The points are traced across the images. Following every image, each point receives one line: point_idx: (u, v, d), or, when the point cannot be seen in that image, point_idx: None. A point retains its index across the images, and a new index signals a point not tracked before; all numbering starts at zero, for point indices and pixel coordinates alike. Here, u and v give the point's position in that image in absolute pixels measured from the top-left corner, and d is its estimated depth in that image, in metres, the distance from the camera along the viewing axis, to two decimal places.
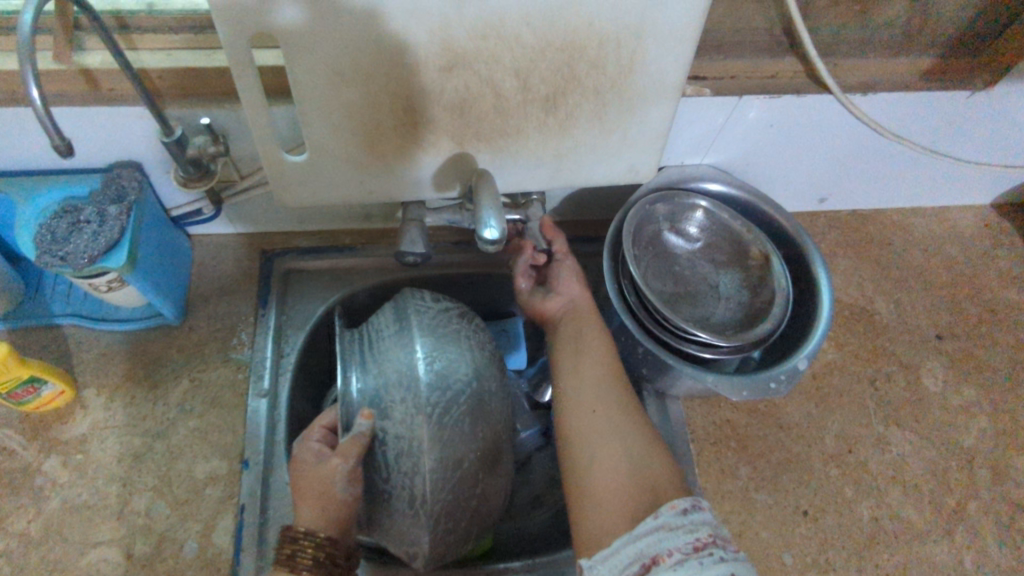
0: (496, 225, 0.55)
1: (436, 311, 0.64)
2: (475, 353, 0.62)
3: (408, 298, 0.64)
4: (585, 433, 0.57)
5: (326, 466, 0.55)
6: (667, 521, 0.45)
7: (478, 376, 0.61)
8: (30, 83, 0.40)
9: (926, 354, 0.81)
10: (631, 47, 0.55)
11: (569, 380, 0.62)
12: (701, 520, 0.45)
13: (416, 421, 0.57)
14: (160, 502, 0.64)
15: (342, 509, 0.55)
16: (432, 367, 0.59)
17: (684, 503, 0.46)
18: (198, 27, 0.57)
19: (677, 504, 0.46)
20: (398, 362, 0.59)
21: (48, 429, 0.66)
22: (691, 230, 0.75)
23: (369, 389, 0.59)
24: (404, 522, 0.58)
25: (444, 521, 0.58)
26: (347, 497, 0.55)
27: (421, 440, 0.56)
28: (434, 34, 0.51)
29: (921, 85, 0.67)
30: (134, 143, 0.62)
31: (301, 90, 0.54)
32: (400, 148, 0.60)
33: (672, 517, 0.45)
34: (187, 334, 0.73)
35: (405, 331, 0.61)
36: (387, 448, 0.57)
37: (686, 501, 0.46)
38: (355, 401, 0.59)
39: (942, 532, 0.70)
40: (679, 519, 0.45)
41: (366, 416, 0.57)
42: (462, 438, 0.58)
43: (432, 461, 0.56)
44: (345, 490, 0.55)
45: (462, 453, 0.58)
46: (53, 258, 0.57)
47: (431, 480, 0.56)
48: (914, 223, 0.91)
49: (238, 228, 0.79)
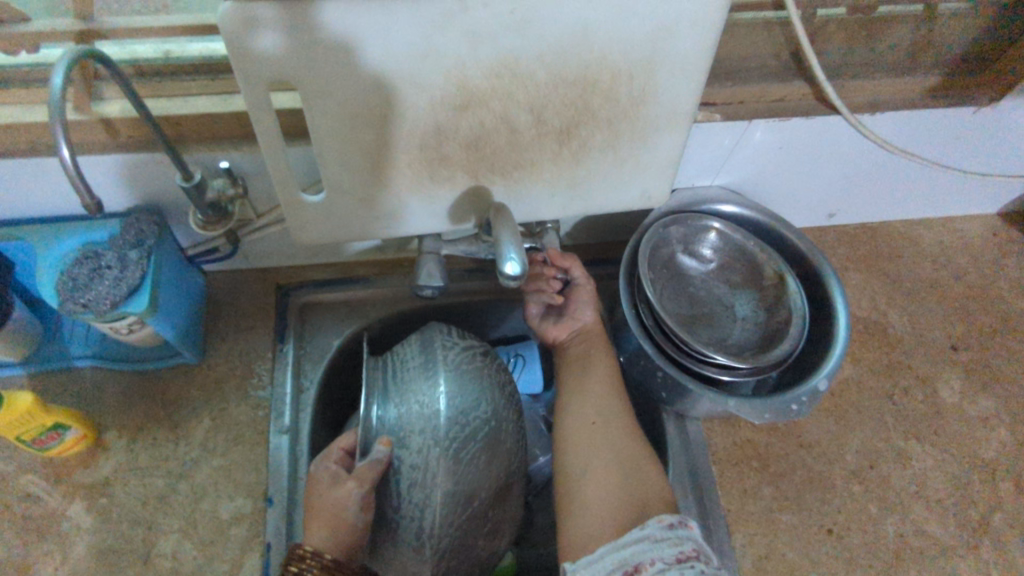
0: (516, 257, 0.55)
1: (461, 347, 0.64)
2: (496, 392, 0.62)
3: (435, 331, 0.65)
4: (609, 465, 0.57)
5: (341, 490, 0.56)
6: (654, 533, 0.47)
7: (499, 414, 0.61)
8: (61, 143, 0.41)
9: (942, 365, 0.81)
10: (643, 78, 0.56)
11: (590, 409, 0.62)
12: (686, 536, 0.47)
13: (433, 453, 0.57)
14: (186, 544, 0.64)
15: (354, 535, 0.56)
16: (455, 401, 0.59)
17: (671, 518, 0.48)
18: (214, 72, 0.59)
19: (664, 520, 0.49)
20: (422, 392, 0.60)
21: (71, 473, 0.66)
22: (704, 251, 0.75)
23: (390, 417, 0.60)
24: (408, 554, 0.58)
25: (447, 557, 0.58)
26: (358, 522, 0.56)
27: (436, 475, 0.56)
28: (450, 74, 0.52)
29: (928, 102, 0.68)
30: (153, 187, 0.62)
31: (318, 132, 0.54)
32: (416, 184, 0.61)
33: (658, 528, 0.47)
34: (206, 372, 0.73)
35: (431, 362, 0.62)
36: (401, 477, 0.57)
37: (672, 517, 0.49)
38: (375, 428, 0.60)
39: (969, 547, 0.70)
40: (665, 532, 0.47)
41: (384, 443, 0.58)
42: (477, 475, 0.57)
43: (443, 496, 0.56)
44: (357, 516, 0.57)
45: (473, 490, 0.57)
46: (76, 305, 0.57)
47: (440, 514, 0.56)
48: (923, 234, 0.92)
49: (253, 263, 0.79)
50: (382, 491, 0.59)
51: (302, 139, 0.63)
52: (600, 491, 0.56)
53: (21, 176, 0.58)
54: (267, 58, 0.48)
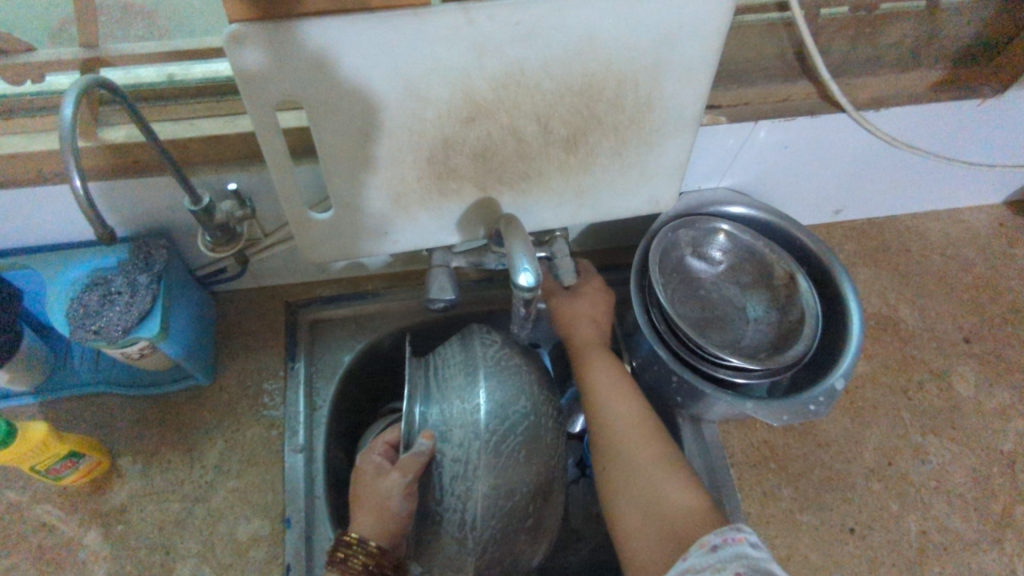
0: (530, 268, 0.55)
1: (500, 344, 0.64)
2: (536, 388, 0.62)
3: (474, 331, 0.65)
4: (630, 475, 0.58)
5: (385, 482, 0.57)
6: (697, 560, 0.45)
7: (540, 412, 0.61)
8: (73, 172, 0.41)
9: (955, 358, 0.81)
10: (648, 85, 0.56)
11: (610, 418, 0.62)
12: (729, 555, 0.44)
13: (474, 446, 0.57)
14: (204, 567, 0.63)
15: (397, 525, 0.57)
16: (496, 395, 0.59)
17: (713, 540, 0.45)
18: (220, 95, 0.59)
19: (710, 542, 0.46)
20: (463, 387, 0.60)
21: (87, 501, 0.66)
22: (714, 253, 0.75)
23: (431, 412, 0.60)
24: (451, 548, 0.58)
25: (491, 550, 0.57)
26: (401, 512, 0.57)
27: (480, 468, 0.56)
28: (457, 88, 0.52)
29: (932, 97, 0.68)
30: (161, 212, 0.62)
31: (326, 151, 0.54)
32: (425, 197, 0.61)
33: (700, 556, 0.45)
34: (218, 393, 0.73)
35: (471, 358, 0.62)
36: (443, 471, 0.58)
37: (718, 536, 0.46)
38: (418, 423, 0.60)
39: (992, 541, 0.69)
40: (707, 557, 0.45)
41: (428, 437, 0.58)
42: (519, 469, 0.57)
43: (487, 489, 0.56)
44: (401, 506, 0.58)
45: (515, 484, 0.57)
46: (87, 332, 0.57)
47: (482, 507, 0.56)
48: (930, 228, 0.92)
49: (261, 282, 0.79)
50: (426, 485, 0.59)
51: (308, 157, 0.63)
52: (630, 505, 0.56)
53: (29, 207, 0.58)
54: (274, 76, 0.47)
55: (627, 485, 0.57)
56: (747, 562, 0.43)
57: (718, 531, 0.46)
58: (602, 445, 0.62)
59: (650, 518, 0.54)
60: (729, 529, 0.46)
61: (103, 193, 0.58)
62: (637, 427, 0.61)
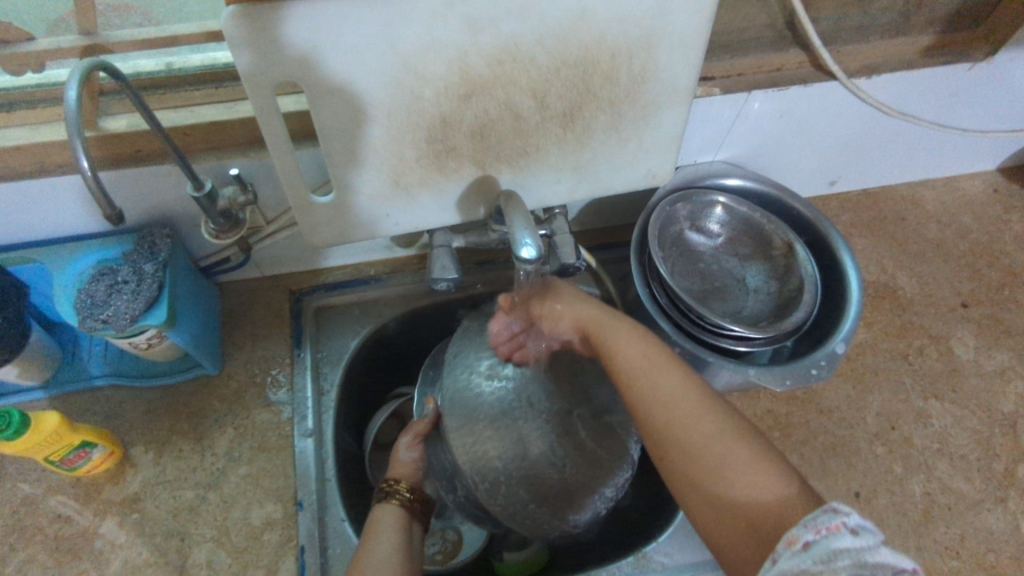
0: (531, 242, 0.55)
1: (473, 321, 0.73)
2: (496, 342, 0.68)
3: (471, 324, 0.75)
4: (686, 462, 0.49)
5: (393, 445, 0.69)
6: (789, 563, 0.38)
7: (538, 372, 0.67)
8: (81, 154, 0.41)
9: (954, 323, 0.82)
10: (642, 57, 0.56)
11: (640, 391, 0.54)
12: (829, 554, 0.37)
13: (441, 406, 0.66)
14: (220, 552, 0.64)
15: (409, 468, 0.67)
16: (452, 361, 0.68)
17: (806, 536, 0.38)
18: (217, 83, 0.60)
19: (796, 538, 0.39)
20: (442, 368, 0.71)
21: (101, 492, 0.66)
22: (712, 226, 0.76)
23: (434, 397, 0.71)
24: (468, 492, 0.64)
25: (487, 485, 0.62)
26: (408, 458, 0.67)
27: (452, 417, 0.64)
28: (453, 65, 0.52)
29: (922, 62, 0.69)
30: (164, 202, 0.63)
31: (326, 133, 0.54)
32: (425, 178, 0.61)
33: (792, 558, 0.38)
34: (227, 381, 0.73)
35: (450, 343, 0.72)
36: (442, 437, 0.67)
37: (809, 529, 0.39)
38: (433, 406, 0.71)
39: (996, 500, 0.70)
40: (799, 558, 0.38)
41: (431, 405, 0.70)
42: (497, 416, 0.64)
43: (458, 433, 0.63)
44: (409, 455, 0.67)
45: (473, 421, 0.63)
46: (96, 321, 0.58)
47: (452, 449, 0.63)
48: (925, 196, 0.92)
49: (264, 270, 0.79)
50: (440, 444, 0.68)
51: (308, 141, 0.64)
52: (701, 501, 0.48)
53: (34, 199, 0.58)
54: (273, 57, 0.48)
55: (685, 473, 0.49)
56: (852, 561, 0.36)
57: (807, 523, 0.39)
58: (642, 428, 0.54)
59: (727, 518, 0.46)
60: (820, 514, 0.39)
61: (112, 183, 0.59)
62: (675, 399, 0.52)
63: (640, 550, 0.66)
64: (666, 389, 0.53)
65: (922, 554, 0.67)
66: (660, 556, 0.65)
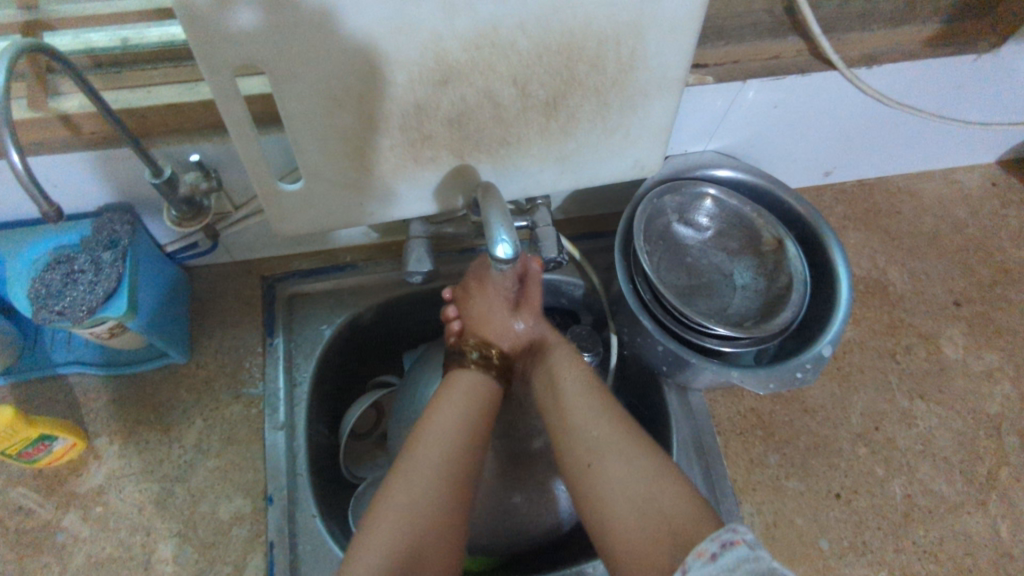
0: (507, 238, 0.53)
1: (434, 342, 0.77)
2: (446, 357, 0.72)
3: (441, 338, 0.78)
4: (616, 495, 0.50)
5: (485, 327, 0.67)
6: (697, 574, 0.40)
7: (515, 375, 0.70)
8: (10, 148, 0.39)
9: (944, 322, 0.80)
10: (630, 44, 0.53)
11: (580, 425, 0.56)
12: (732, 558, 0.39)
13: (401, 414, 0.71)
14: (186, 547, 0.62)
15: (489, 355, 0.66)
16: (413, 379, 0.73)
17: (712, 548, 0.40)
18: (176, 59, 0.56)
19: (706, 549, 0.41)
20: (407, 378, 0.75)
21: (64, 483, 0.64)
22: (701, 219, 0.73)
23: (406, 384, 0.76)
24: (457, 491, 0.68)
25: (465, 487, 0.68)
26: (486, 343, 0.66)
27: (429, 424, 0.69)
28: (427, 50, 0.49)
29: (926, 53, 0.66)
30: (122, 186, 0.60)
31: (292, 119, 0.51)
32: (398, 167, 0.58)
33: (699, 569, 0.40)
34: (196, 371, 0.71)
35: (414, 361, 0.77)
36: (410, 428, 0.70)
37: (715, 542, 0.41)
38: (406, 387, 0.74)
39: (977, 503, 0.69)
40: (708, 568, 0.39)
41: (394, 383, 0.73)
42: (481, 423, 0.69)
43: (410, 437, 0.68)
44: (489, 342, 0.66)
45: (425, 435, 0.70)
46: (51, 313, 0.55)
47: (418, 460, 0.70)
48: (921, 188, 0.90)
49: (236, 255, 0.77)
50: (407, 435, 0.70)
51: (274, 125, 0.61)
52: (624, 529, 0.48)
53: None
54: (227, 38, 0.44)
55: (615, 508, 0.49)
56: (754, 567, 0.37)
57: (714, 537, 0.41)
58: (575, 456, 0.55)
59: (648, 531, 0.46)
60: (724, 531, 0.41)
61: (39, 167, 0.55)
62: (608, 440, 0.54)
63: None
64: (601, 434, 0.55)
65: (899, 557, 0.66)
66: None
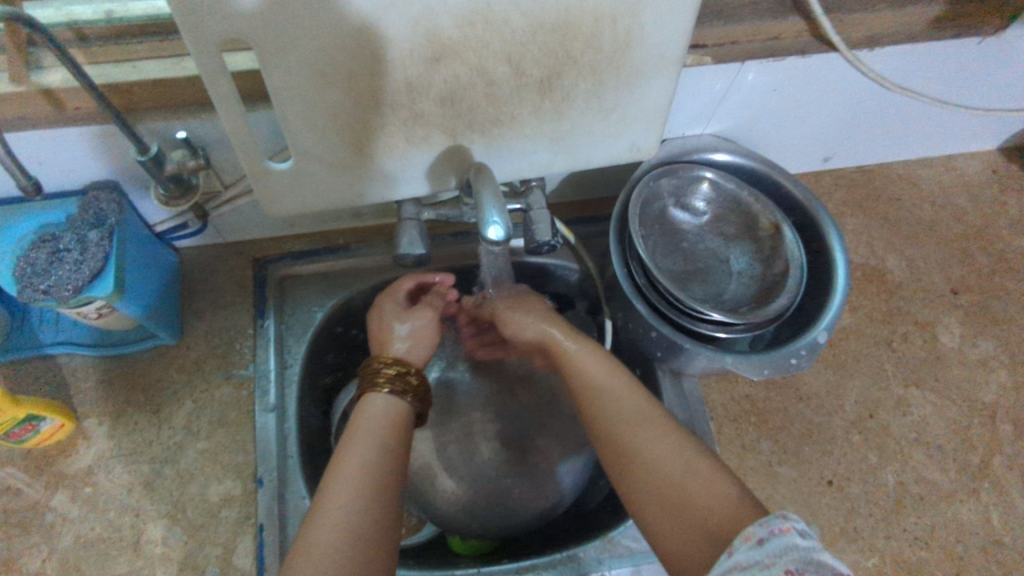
0: (499, 220, 0.52)
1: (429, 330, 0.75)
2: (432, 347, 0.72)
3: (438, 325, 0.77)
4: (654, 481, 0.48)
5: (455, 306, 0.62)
6: (745, 559, 0.39)
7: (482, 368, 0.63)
8: None
9: (940, 309, 0.79)
10: (627, 21, 0.52)
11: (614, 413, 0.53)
12: (783, 547, 0.37)
13: None
14: (175, 528, 0.62)
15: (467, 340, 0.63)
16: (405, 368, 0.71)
17: (761, 533, 0.39)
18: (165, 35, 0.55)
19: (754, 535, 0.40)
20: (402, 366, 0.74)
21: (52, 464, 0.64)
22: (697, 204, 0.72)
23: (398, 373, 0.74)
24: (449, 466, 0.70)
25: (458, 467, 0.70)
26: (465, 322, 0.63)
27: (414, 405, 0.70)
28: (418, 26, 0.47)
29: (929, 36, 0.65)
30: (107, 163, 0.59)
31: (279, 95, 0.50)
32: (388, 147, 0.57)
33: (748, 554, 0.38)
34: (186, 353, 0.70)
35: None
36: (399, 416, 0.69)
37: (763, 527, 0.39)
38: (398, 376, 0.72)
39: (968, 491, 0.69)
40: (755, 554, 0.38)
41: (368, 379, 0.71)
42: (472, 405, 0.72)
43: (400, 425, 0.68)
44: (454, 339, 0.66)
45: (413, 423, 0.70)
46: (36, 292, 0.54)
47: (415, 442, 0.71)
48: (921, 174, 0.89)
49: (228, 237, 0.76)
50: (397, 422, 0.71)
51: (263, 102, 0.60)
52: (664, 507, 0.46)
53: None
54: (210, 12, 0.43)
55: (655, 499, 0.47)
56: (802, 557, 0.36)
57: (762, 522, 0.40)
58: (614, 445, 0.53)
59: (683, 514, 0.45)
60: (773, 517, 0.40)
61: (24, 143, 0.54)
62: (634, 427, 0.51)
63: (608, 533, 0.65)
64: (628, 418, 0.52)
65: (890, 543, 0.66)
66: (627, 541, 0.64)
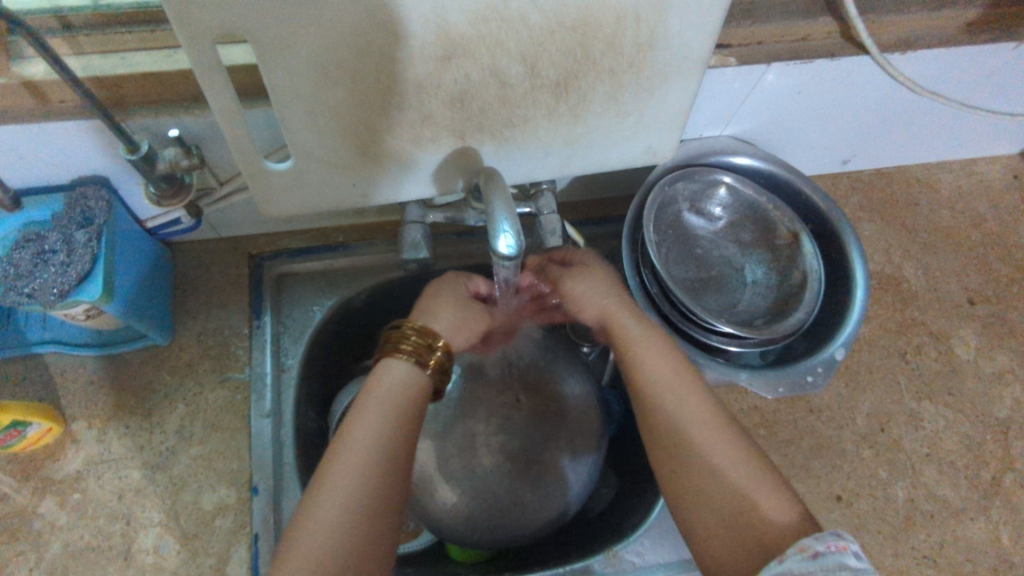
0: (510, 230, 0.48)
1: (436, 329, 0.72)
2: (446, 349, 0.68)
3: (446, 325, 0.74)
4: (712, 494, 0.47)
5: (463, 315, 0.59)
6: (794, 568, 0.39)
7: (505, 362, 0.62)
8: None
9: (957, 320, 0.77)
10: (652, 22, 0.48)
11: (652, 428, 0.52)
12: (835, 564, 0.37)
13: None
14: (168, 537, 0.60)
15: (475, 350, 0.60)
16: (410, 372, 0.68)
17: (816, 547, 0.39)
18: (153, 24, 0.51)
19: (808, 548, 0.39)
20: None
21: (39, 468, 0.62)
22: (713, 209, 0.69)
23: None
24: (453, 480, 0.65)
25: (462, 478, 0.65)
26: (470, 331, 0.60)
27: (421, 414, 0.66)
28: (429, 23, 0.44)
29: (964, 40, 0.62)
30: (94, 159, 0.56)
31: (278, 92, 0.47)
32: (394, 148, 0.54)
33: (798, 564, 0.38)
34: (179, 353, 0.68)
35: None
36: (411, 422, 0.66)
37: (820, 542, 0.39)
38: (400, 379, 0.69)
39: (979, 509, 0.68)
40: (805, 565, 0.38)
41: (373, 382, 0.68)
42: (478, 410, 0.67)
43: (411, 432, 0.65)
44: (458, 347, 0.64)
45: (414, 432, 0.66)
46: (20, 295, 0.52)
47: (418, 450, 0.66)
48: (940, 178, 0.86)
49: (224, 233, 0.73)
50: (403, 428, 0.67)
51: (261, 97, 0.56)
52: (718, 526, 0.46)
53: None
54: (202, 2, 0.39)
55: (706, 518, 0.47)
56: None
57: (819, 536, 0.40)
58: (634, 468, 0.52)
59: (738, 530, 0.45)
60: (832, 534, 0.39)
61: (7, 137, 0.51)
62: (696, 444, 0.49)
63: (612, 547, 0.63)
64: (664, 431, 0.50)
65: (898, 562, 0.65)
66: (631, 555, 0.63)
